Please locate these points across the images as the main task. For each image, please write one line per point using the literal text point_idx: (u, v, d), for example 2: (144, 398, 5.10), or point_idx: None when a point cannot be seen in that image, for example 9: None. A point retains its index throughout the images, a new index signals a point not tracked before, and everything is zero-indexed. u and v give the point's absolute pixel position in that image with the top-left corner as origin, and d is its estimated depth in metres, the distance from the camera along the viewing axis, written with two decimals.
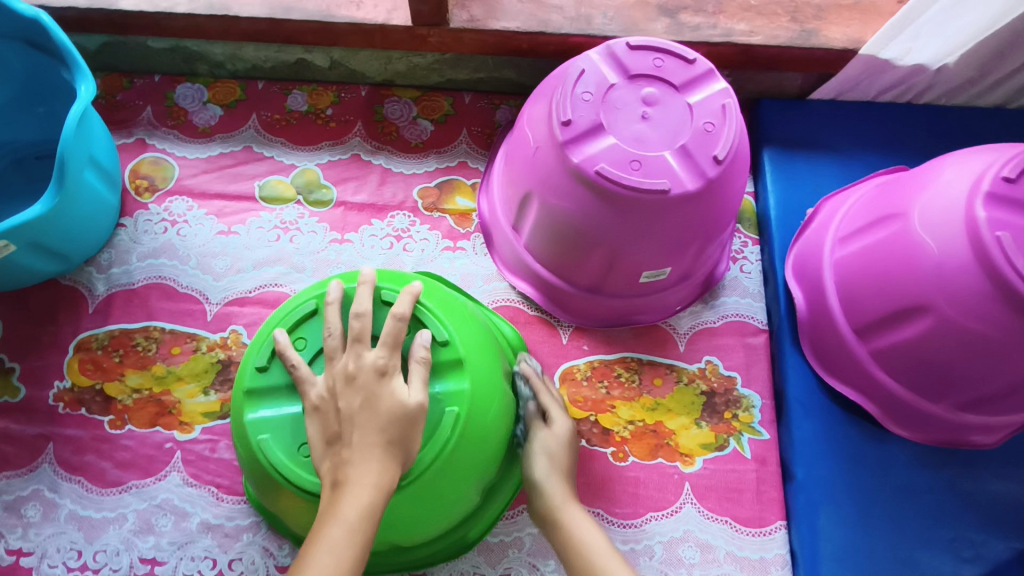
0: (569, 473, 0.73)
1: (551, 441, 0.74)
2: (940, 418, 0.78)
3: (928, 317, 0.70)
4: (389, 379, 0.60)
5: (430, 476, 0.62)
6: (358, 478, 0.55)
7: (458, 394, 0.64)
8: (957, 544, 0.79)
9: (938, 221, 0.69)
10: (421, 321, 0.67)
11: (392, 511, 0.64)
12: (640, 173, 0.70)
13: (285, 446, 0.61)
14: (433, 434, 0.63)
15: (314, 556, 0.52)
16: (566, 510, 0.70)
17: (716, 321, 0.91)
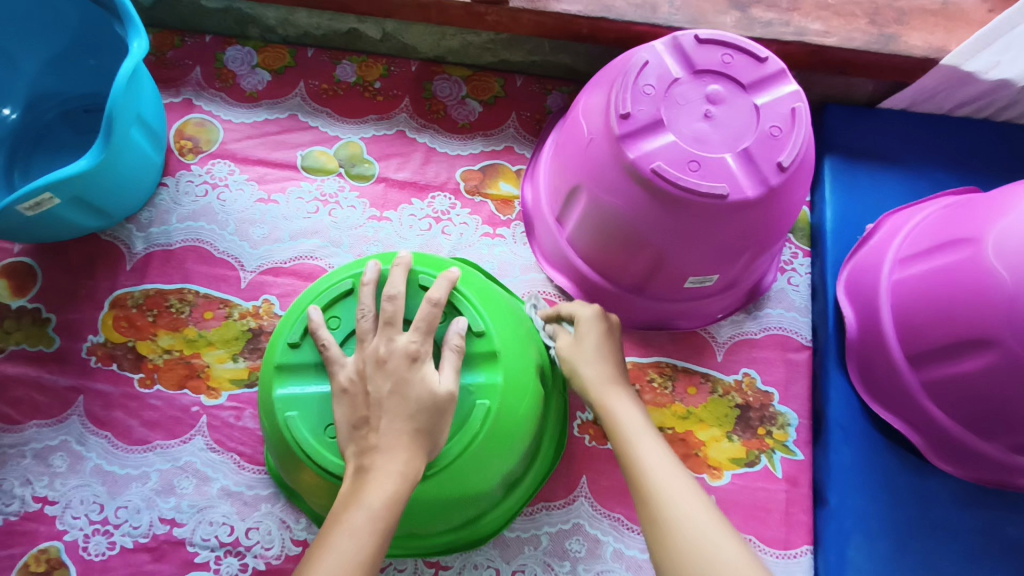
0: (612, 359, 0.71)
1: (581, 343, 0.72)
2: (989, 458, 0.74)
3: (993, 352, 0.66)
4: (422, 366, 0.58)
5: (455, 468, 0.61)
6: (384, 465, 0.54)
7: (490, 387, 0.63)
8: None
9: (1015, 249, 0.65)
10: (455, 308, 0.65)
11: (413, 500, 0.62)
12: (698, 174, 0.67)
13: (311, 425, 0.60)
14: (462, 426, 0.61)
15: (336, 541, 0.50)
16: (623, 407, 0.67)
17: (758, 333, 0.88)
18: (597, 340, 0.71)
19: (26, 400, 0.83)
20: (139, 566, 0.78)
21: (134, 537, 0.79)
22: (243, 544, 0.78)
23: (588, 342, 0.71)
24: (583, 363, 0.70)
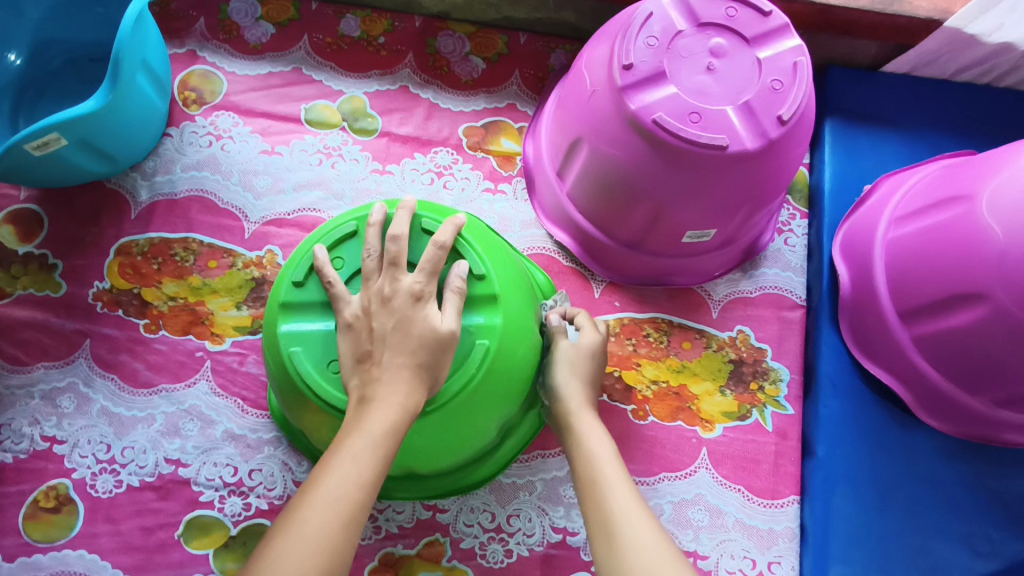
0: (592, 384, 0.73)
1: (574, 352, 0.73)
2: (974, 411, 0.76)
3: (983, 306, 0.67)
4: (425, 304, 0.59)
5: (455, 405, 0.63)
6: (385, 396, 0.56)
7: (490, 329, 0.64)
8: (972, 538, 0.78)
9: (1008, 205, 0.66)
10: (458, 252, 0.66)
11: (413, 435, 0.65)
12: (698, 126, 0.68)
13: (315, 361, 0.62)
14: (461, 365, 0.63)
15: (337, 464, 0.52)
16: (591, 429, 0.68)
17: (753, 292, 0.89)
18: (583, 360, 0.73)
19: (34, 343, 0.85)
20: (145, 504, 0.80)
21: (140, 477, 0.81)
22: (246, 484, 0.81)
23: (580, 351, 0.73)
24: (563, 371, 0.72)
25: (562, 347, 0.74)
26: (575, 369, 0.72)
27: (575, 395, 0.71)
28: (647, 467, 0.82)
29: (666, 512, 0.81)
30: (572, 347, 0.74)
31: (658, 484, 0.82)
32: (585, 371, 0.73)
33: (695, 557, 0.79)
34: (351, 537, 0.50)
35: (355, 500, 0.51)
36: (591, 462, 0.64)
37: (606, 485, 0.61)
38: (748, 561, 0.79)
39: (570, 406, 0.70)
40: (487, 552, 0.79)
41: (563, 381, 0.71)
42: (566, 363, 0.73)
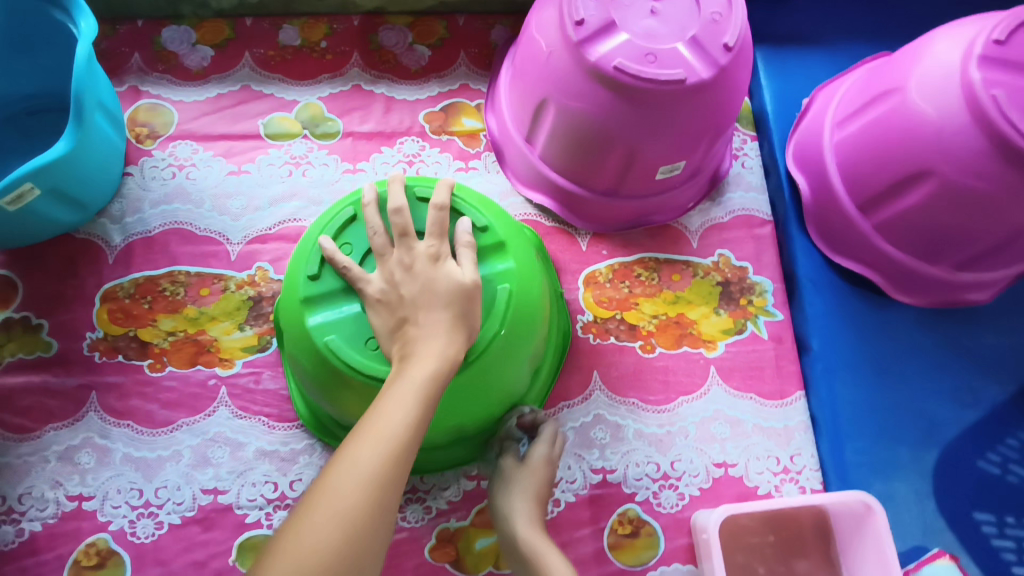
0: (541, 502, 0.77)
1: (525, 469, 0.78)
2: (939, 279, 0.85)
3: (931, 182, 0.75)
4: (445, 263, 0.63)
5: (494, 350, 0.67)
6: (426, 349, 0.58)
7: (506, 273, 0.68)
8: (960, 392, 0.86)
9: (935, 89, 0.74)
10: (456, 211, 0.70)
11: (459, 390, 0.68)
12: (656, 66, 0.73)
13: (351, 343, 0.64)
14: (491, 312, 0.67)
15: (386, 411, 0.55)
16: (551, 555, 0.73)
17: (725, 216, 0.95)
18: (530, 479, 0.77)
19: (36, 407, 0.83)
20: (192, 539, 0.80)
21: (180, 514, 0.81)
22: (289, 496, 0.81)
23: (528, 475, 0.77)
24: (514, 499, 0.76)
25: (510, 468, 0.78)
26: (525, 490, 0.77)
27: (528, 532, 0.75)
28: (665, 395, 0.88)
29: (691, 432, 0.87)
30: (517, 465, 0.78)
31: (678, 408, 0.87)
32: (538, 494, 0.77)
33: (726, 466, 0.85)
34: (398, 477, 0.53)
35: (402, 443, 0.54)
36: None
37: None
38: (773, 459, 0.86)
39: (520, 532, 0.74)
40: None
41: (512, 514, 0.76)
42: (517, 484, 0.77)
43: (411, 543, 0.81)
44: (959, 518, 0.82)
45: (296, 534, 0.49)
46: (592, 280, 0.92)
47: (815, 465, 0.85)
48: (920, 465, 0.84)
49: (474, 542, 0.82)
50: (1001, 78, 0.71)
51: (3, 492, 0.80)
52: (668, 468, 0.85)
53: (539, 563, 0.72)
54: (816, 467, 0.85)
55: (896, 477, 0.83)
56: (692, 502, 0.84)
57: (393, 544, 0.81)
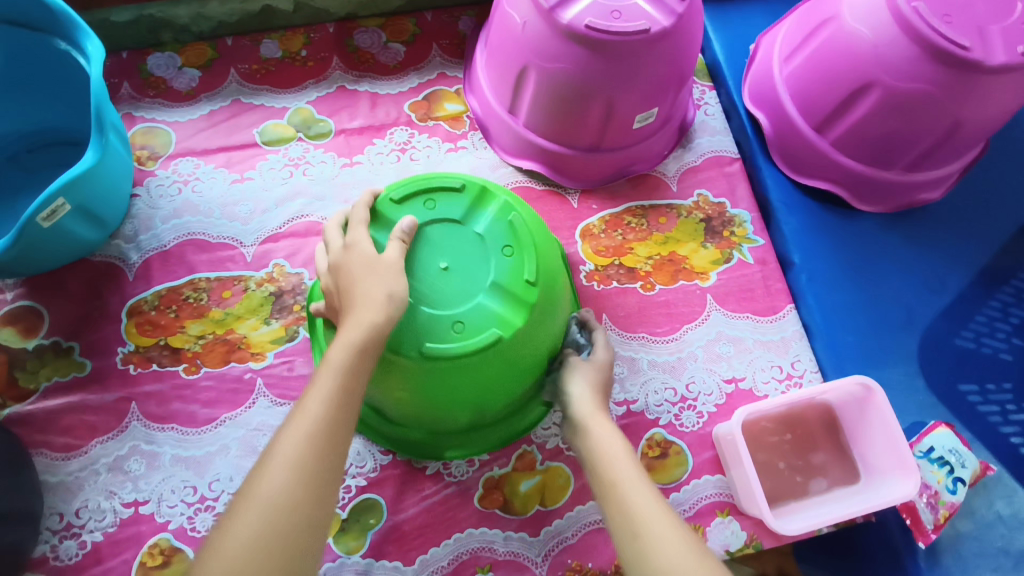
0: (603, 395, 0.79)
1: (588, 368, 0.80)
2: (895, 183, 0.95)
3: (875, 92, 0.85)
4: (360, 248, 0.71)
5: (543, 277, 0.74)
6: (351, 326, 0.65)
7: (507, 206, 0.76)
8: (929, 281, 0.96)
9: (864, 11, 0.84)
10: (432, 190, 0.77)
11: (536, 334, 0.75)
12: (622, 20, 0.81)
13: (440, 337, 0.70)
14: (520, 239, 0.74)
15: (305, 402, 0.63)
16: (603, 430, 0.74)
17: (697, 160, 1.04)
18: (590, 373, 0.80)
19: (79, 424, 0.85)
20: None
21: None
22: None
23: (590, 369, 0.80)
24: (572, 383, 0.79)
25: (574, 362, 0.81)
26: (585, 374, 0.80)
27: (589, 406, 0.77)
28: (670, 326, 0.95)
29: (699, 355, 0.94)
30: (586, 361, 0.82)
31: (684, 336, 0.95)
32: (598, 383, 0.79)
33: (735, 382, 0.93)
34: (326, 448, 0.60)
35: (324, 422, 0.61)
36: (602, 456, 0.71)
37: (616, 460, 0.70)
38: (777, 368, 0.93)
39: (584, 412, 0.76)
40: None
41: (575, 392, 0.78)
42: (578, 373, 0.80)
43: (460, 496, 0.86)
44: (947, 392, 0.91)
45: (229, 531, 0.56)
46: (588, 232, 0.99)
47: (814, 368, 0.93)
48: (906, 351, 0.93)
49: (518, 485, 0.87)
50: None
51: (58, 509, 0.82)
52: (684, 391, 0.92)
53: (586, 432, 0.75)
54: (815, 368, 0.93)
55: (887, 365, 0.92)
56: (711, 418, 0.91)
57: (443, 499, 0.85)
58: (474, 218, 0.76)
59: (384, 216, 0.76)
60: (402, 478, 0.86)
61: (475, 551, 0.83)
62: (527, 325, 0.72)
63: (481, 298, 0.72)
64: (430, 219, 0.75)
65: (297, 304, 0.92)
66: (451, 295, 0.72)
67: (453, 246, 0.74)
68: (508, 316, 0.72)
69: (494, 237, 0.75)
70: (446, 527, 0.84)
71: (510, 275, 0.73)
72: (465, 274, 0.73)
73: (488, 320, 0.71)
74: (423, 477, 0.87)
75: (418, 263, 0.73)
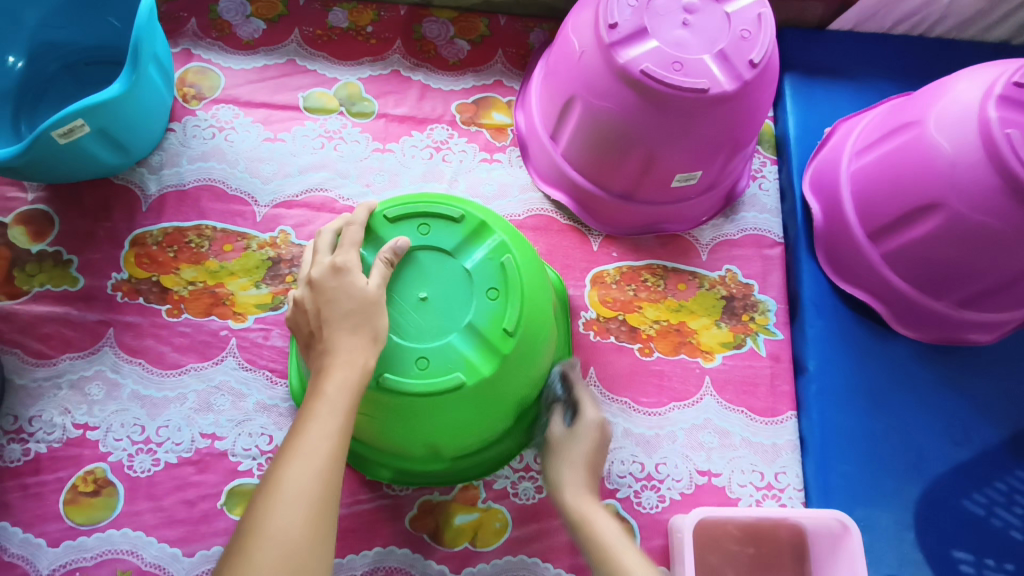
0: (592, 473, 0.76)
1: (575, 451, 0.76)
2: (942, 315, 0.86)
3: (940, 214, 0.77)
4: (348, 273, 0.66)
5: (524, 328, 0.70)
6: (341, 359, 0.63)
7: (502, 245, 0.72)
8: (952, 430, 0.87)
9: (952, 125, 0.76)
10: (430, 216, 0.73)
11: (507, 387, 0.71)
12: (681, 73, 0.76)
13: (400, 368, 0.67)
14: (508, 282, 0.70)
15: (306, 438, 0.59)
16: (602, 519, 0.72)
17: (736, 234, 0.97)
18: (586, 450, 0.77)
19: (56, 336, 0.87)
20: (185, 478, 0.83)
21: (177, 453, 0.84)
22: None
23: (578, 449, 0.76)
24: (566, 474, 0.75)
25: (555, 434, 0.77)
26: (575, 459, 0.76)
27: (577, 489, 0.74)
28: (657, 399, 0.89)
29: (679, 438, 0.87)
30: (565, 432, 0.77)
31: (669, 413, 0.88)
32: (588, 471, 0.76)
33: (709, 475, 0.86)
34: (335, 487, 0.58)
35: (331, 461, 0.59)
36: (602, 549, 0.69)
37: (619, 554, 0.68)
38: (758, 474, 0.86)
39: (569, 498, 0.74)
40: (518, 490, 0.85)
41: (566, 482, 0.75)
42: (563, 454, 0.76)
43: (393, 511, 0.83)
44: (938, 554, 0.82)
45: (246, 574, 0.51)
46: (599, 279, 0.94)
47: (798, 485, 0.86)
48: (903, 497, 0.84)
49: (453, 516, 0.83)
50: (1017, 119, 0.73)
51: (14, 412, 0.84)
52: (652, 470, 0.86)
53: (585, 528, 0.71)
54: (798, 486, 0.86)
55: (878, 505, 0.84)
56: (672, 506, 0.84)
57: (375, 509, 0.83)
58: (465, 253, 0.72)
59: (376, 235, 0.73)
60: (341, 475, 0.84)
61: (391, 570, 0.81)
62: (493, 377, 0.68)
63: (452, 338, 0.68)
64: (421, 246, 0.72)
65: (291, 275, 0.92)
66: (424, 328, 0.69)
67: (437, 278, 0.71)
68: (476, 363, 0.68)
69: (480, 277, 0.71)
70: (370, 538, 0.82)
71: (488, 320, 0.69)
72: (443, 310, 0.70)
73: (453, 363, 0.68)
74: (361, 481, 0.84)
75: (396, 291, 0.70)
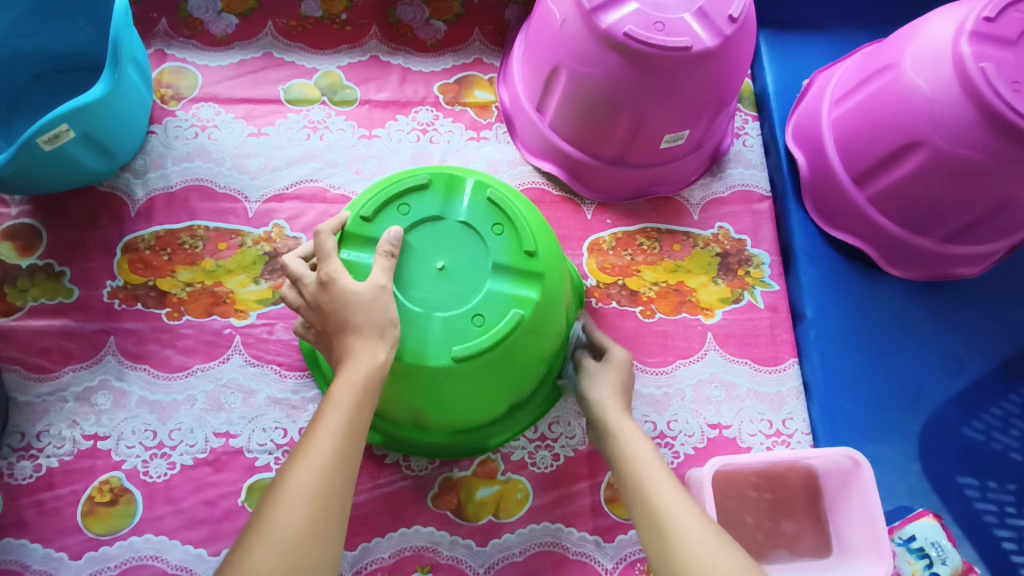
0: (626, 394, 0.79)
1: (612, 371, 0.80)
2: (930, 252, 0.89)
3: (923, 151, 0.79)
4: (336, 282, 0.65)
5: (543, 250, 0.74)
6: (356, 356, 0.64)
7: (485, 184, 0.76)
8: (948, 362, 0.90)
9: (927, 64, 0.79)
10: (401, 196, 0.75)
11: (547, 326, 0.74)
12: (664, 33, 0.77)
13: (464, 336, 0.69)
14: (506, 210, 0.74)
15: (314, 437, 0.60)
16: (630, 431, 0.73)
17: (725, 191, 0.99)
18: (616, 377, 0.80)
19: (56, 350, 0.86)
20: (203, 479, 0.82)
21: (192, 455, 0.83)
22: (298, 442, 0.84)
23: (610, 375, 0.80)
24: (597, 391, 0.78)
25: (590, 364, 0.81)
26: (607, 380, 0.79)
27: (612, 404, 0.77)
28: (663, 357, 0.90)
29: (687, 394, 0.89)
30: (598, 364, 0.81)
31: (676, 370, 0.90)
32: (621, 386, 0.79)
33: (720, 428, 0.87)
34: (342, 486, 0.58)
35: (336, 457, 0.59)
36: (626, 453, 0.71)
37: (640, 458, 0.70)
38: (766, 422, 0.88)
39: (606, 409, 0.76)
40: (536, 459, 0.86)
41: (600, 395, 0.78)
42: (596, 378, 0.80)
43: (415, 490, 0.84)
44: (943, 481, 0.85)
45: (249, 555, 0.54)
46: (596, 247, 0.95)
47: (805, 429, 0.88)
48: (907, 430, 0.87)
49: (475, 491, 0.84)
50: (989, 53, 0.76)
51: (21, 429, 0.83)
52: (664, 427, 0.87)
53: (611, 430, 0.74)
54: (806, 430, 0.88)
55: (885, 440, 0.87)
56: (687, 460, 0.86)
57: (397, 491, 0.84)
58: (453, 208, 0.75)
59: (358, 236, 0.73)
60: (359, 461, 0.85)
61: (418, 549, 0.81)
62: (543, 298, 0.72)
63: (491, 285, 0.72)
64: (410, 225, 0.74)
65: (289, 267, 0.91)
66: (466, 288, 0.71)
67: (444, 244, 0.73)
68: (522, 294, 0.72)
69: (478, 219, 0.74)
70: (395, 519, 0.82)
71: (509, 251, 0.73)
72: (465, 270, 0.72)
73: (505, 306, 0.71)
74: (381, 465, 0.85)
75: (415, 269, 0.72)
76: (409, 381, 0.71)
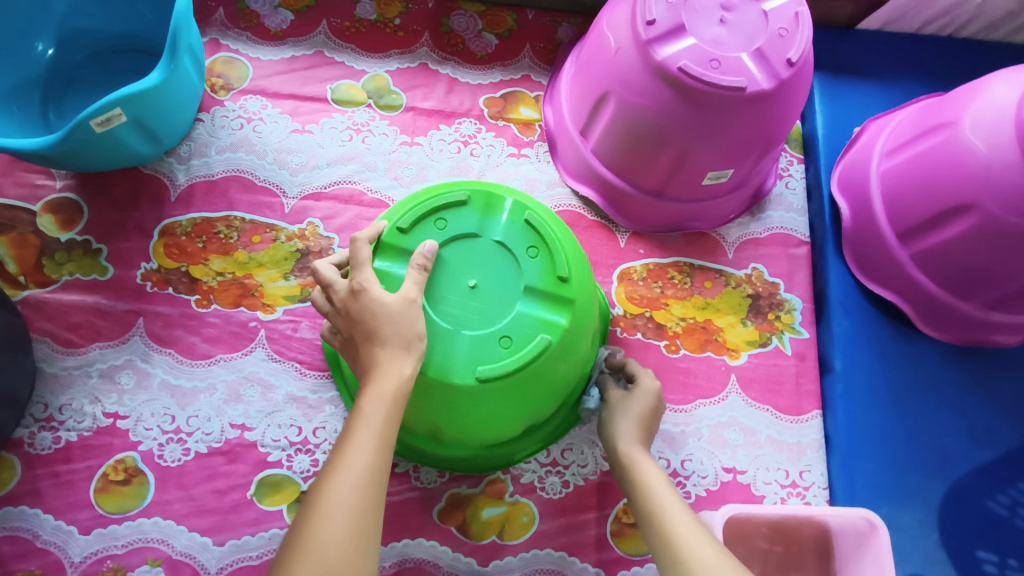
0: (648, 435, 0.78)
1: (633, 405, 0.79)
2: (969, 316, 0.86)
3: (973, 215, 0.77)
4: (367, 293, 0.65)
5: (576, 277, 0.74)
6: (384, 368, 0.63)
7: (523, 206, 0.76)
8: (976, 432, 0.88)
9: (987, 126, 0.77)
10: (439, 210, 0.75)
11: (572, 354, 0.74)
12: (719, 71, 0.76)
13: (489, 357, 0.69)
14: (543, 234, 0.74)
15: (347, 452, 0.60)
16: (646, 463, 0.74)
17: (762, 232, 0.97)
18: (639, 407, 0.79)
19: (86, 326, 0.87)
20: (215, 469, 0.83)
21: (207, 443, 0.84)
22: (311, 442, 0.84)
23: (636, 404, 0.79)
24: (620, 419, 0.78)
25: (614, 395, 0.81)
26: (630, 412, 0.78)
27: (630, 436, 0.77)
28: (683, 395, 0.89)
29: (705, 435, 0.87)
30: (624, 395, 0.80)
31: (695, 410, 0.88)
32: (643, 424, 0.78)
33: (735, 472, 0.86)
34: (374, 500, 0.58)
35: (370, 472, 0.59)
36: (643, 487, 0.72)
37: (657, 491, 0.70)
38: (783, 472, 0.86)
39: (621, 444, 0.76)
40: (545, 485, 0.85)
41: (621, 434, 0.77)
42: (620, 407, 0.79)
43: (422, 503, 0.84)
44: (961, 554, 0.83)
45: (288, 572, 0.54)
46: (626, 276, 0.94)
47: (823, 484, 0.86)
48: (928, 497, 0.85)
49: (481, 510, 0.84)
50: None
51: (44, 400, 0.84)
52: (678, 466, 0.86)
53: (631, 467, 0.74)
54: (823, 485, 0.86)
55: (904, 504, 0.84)
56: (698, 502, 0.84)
57: (404, 501, 0.84)
58: (489, 227, 0.75)
59: (393, 246, 0.73)
60: None
61: (419, 562, 0.81)
62: (571, 325, 0.72)
63: (520, 308, 0.71)
64: (445, 240, 0.74)
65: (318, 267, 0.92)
66: (495, 308, 0.71)
67: (477, 262, 0.73)
68: (551, 319, 0.72)
69: (513, 241, 0.74)
70: (399, 530, 0.82)
71: (542, 276, 0.73)
72: (496, 290, 0.72)
73: (533, 331, 0.70)
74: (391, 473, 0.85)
75: (446, 285, 0.72)
76: (429, 396, 0.71)
